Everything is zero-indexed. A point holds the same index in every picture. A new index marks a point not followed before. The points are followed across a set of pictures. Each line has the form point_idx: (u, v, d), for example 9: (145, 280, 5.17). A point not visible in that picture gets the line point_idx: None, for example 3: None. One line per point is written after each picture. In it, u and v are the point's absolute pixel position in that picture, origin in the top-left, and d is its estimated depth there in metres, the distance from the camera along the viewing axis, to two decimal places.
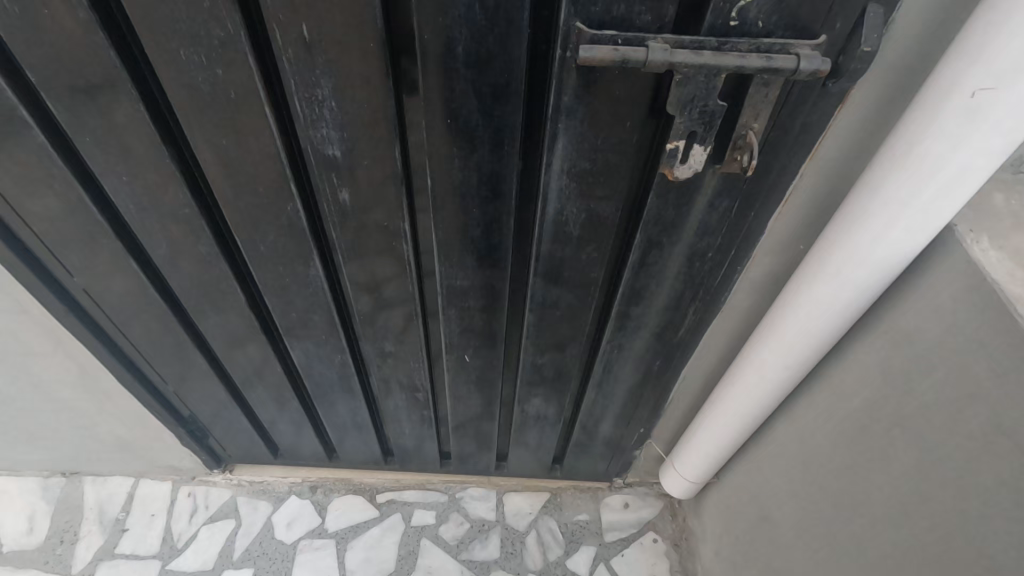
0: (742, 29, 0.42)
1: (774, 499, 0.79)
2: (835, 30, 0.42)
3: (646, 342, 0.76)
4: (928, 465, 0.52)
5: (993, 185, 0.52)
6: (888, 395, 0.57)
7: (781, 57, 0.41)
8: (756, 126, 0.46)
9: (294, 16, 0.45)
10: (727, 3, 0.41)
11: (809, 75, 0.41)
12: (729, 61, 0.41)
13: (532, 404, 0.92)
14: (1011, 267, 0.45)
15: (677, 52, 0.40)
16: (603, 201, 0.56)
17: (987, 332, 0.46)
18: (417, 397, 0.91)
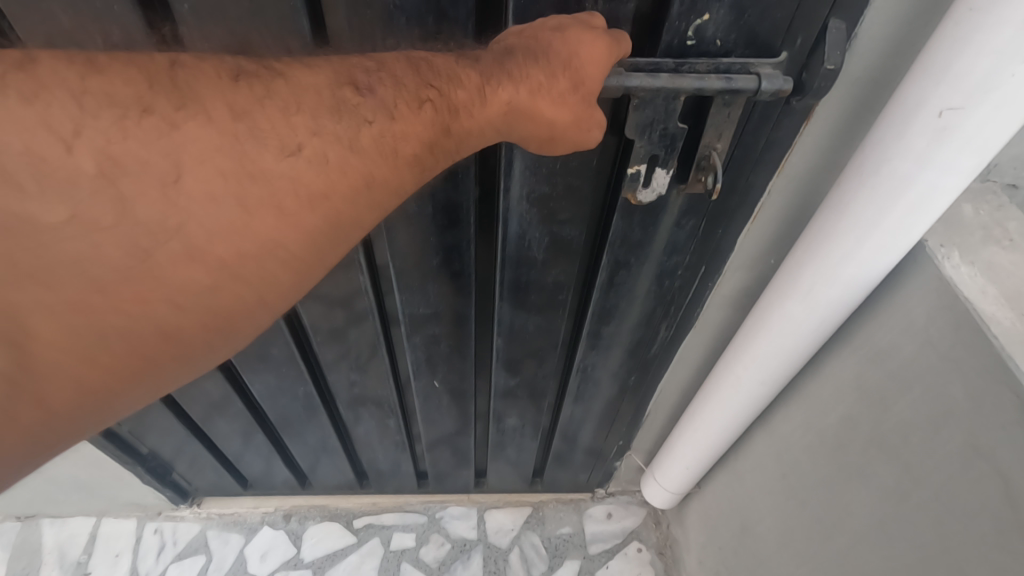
0: (700, 48, 0.41)
1: (756, 512, 0.78)
2: (795, 46, 0.41)
3: (620, 359, 0.74)
4: (909, 486, 0.50)
5: (962, 196, 0.52)
6: (865, 412, 0.55)
7: (743, 77, 0.39)
8: (720, 146, 0.45)
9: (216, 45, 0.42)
10: (684, 22, 0.39)
11: (771, 94, 0.40)
12: (686, 84, 0.39)
13: (510, 421, 0.89)
14: (984, 284, 0.45)
15: (633, 76, 0.39)
16: (566, 224, 0.54)
17: (961, 351, 0.44)
18: (389, 423, 0.89)
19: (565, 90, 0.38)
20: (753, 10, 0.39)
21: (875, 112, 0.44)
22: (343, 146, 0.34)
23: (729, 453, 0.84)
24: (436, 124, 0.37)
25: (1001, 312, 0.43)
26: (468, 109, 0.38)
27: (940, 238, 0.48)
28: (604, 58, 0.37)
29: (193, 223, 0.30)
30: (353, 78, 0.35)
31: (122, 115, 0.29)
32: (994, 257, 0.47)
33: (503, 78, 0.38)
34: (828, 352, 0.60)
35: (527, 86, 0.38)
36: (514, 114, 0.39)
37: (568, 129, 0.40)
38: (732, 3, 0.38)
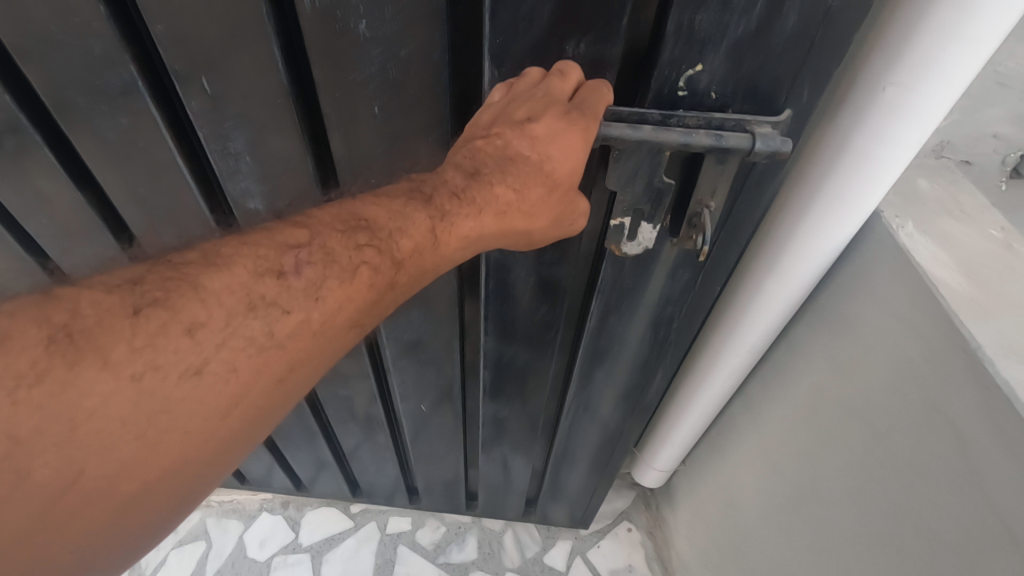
0: (692, 99, 0.41)
1: (739, 485, 0.80)
2: (800, 101, 0.42)
3: (614, 399, 0.76)
4: (874, 445, 0.53)
5: (917, 171, 0.55)
6: (834, 380, 0.58)
7: (734, 135, 0.39)
8: (712, 204, 0.45)
9: (192, 67, 0.43)
10: (674, 71, 0.40)
11: (766, 155, 0.39)
12: (672, 139, 0.39)
13: (502, 451, 0.91)
14: (934, 250, 0.48)
15: (613, 127, 0.39)
16: (553, 265, 0.56)
17: (914, 313, 0.47)
18: (379, 437, 0.90)
19: (532, 208, 0.42)
20: (750, 62, 0.39)
21: (831, 94, 0.48)
22: (257, 345, 0.37)
23: (713, 430, 0.87)
24: (377, 284, 0.40)
25: (951, 275, 0.46)
26: (442, 237, 0.41)
27: (896, 210, 0.51)
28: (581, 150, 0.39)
29: (91, 469, 0.33)
30: (280, 263, 0.38)
31: (20, 385, 0.32)
32: (946, 227, 0.50)
33: (469, 213, 0.41)
34: (800, 325, 0.63)
35: (495, 208, 0.41)
36: (472, 241, 0.43)
37: (562, 215, 0.44)
38: (726, 55, 0.39)
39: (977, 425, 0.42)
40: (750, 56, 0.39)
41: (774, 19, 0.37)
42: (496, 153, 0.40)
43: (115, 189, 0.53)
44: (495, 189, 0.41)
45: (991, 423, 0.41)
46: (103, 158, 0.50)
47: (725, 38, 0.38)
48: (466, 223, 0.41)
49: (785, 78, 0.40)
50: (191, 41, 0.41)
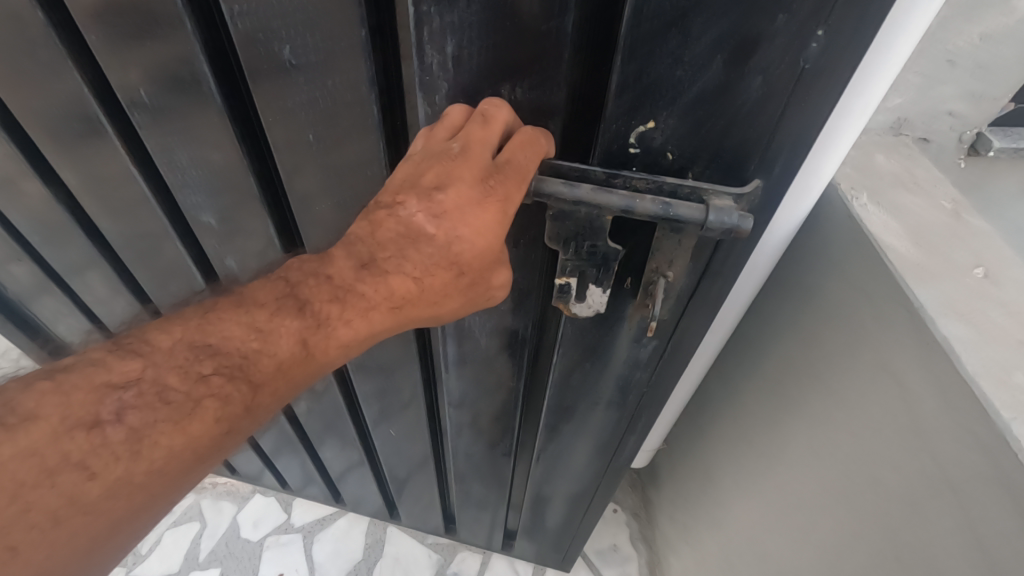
0: (646, 156, 0.39)
1: (714, 459, 0.82)
2: (771, 174, 0.39)
3: (587, 454, 0.73)
4: (832, 408, 0.55)
5: (877, 148, 0.58)
6: (799, 350, 0.60)
7: (685, 206, 0.37)
8: (669, 273, 0.45)
9: (129, 82, 0.46)
10: (626, 125, 0.38)
11: (719, 229, 0.37)
12: (613, 202, 0.37)
13: (474, 489, 0.88)
14: (886, 219, 0.50)
15: (548, 183, 0.38)
16: (510, 312, 0.55)
17: (867, 278, 0.50)
18: (353, 453, 0.91)
19: (439, 295, 0.41)
20: (709, 123, 0.37)
21: None
22: (73, 501, 0.35)
23: (692, 406, 0.89)
24: (226, 417, 0.39)
25: (898, 242, 0.48)
26: (318, 345, 0.40)
27: (852, 182, 0.53)
28: (496, 231, 0.38)
29: None
30: (95, 413, 0.37)
31: None
32: (898, 198, 0.52)
33: (360, 303, 0.39)
34: (770, 297, 0.65)
35: (389, 301, 0.40)
36: (366, 336, 0.41)
37: (481, 291, 0.42)
38: (680, 114, 0.37)
39: (922, 380, 0.44)
40: (707, 118, 0.37)
41: (733, 82, 0.35)
42: (397, 230, 0.38)
43: (80, 188, 0.59)
44: (387, 279, 0.39)
45: (934, 378, 0.43)
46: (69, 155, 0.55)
47: (681, 95, 0.36)
48: (343, 330, 0.40)
49: (748, 148, 0.38)
50: (125, 56, 0.44)
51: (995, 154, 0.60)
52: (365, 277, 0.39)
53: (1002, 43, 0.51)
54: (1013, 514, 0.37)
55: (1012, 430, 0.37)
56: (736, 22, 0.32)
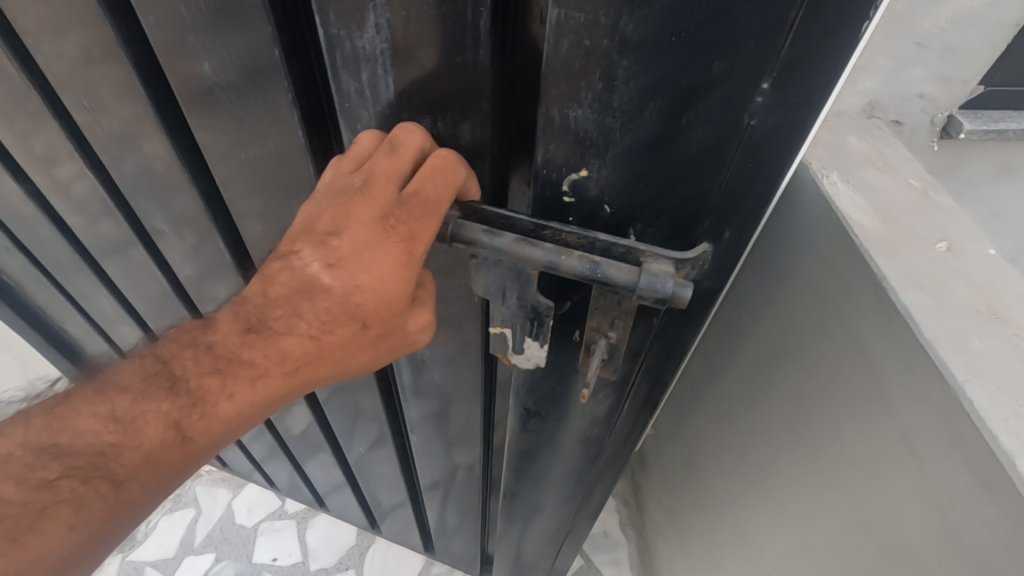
0: (582, 205, 0.38)
1: (696, 441, 0.83)
2: (721, 238, 0.40)
3: (556, 495, 0.73)
4: (805, 383, 0.56)
5: (850, 130, 0.58)
6: (775, 329, 0.61)
7: (615, 266, 0.36)
8: (612, 334, 0.43)
9: (69, 89, 0.48)
10: (557, 172, 0.37)
11: (651, 296, 0.36)
12: (537, 257, 0.37)
13: (448, 510, 0.89)
14: (855, 197, 0.51)
15: (469, 229, 0.38)
16: (464, 354, 0.56)
17: (834, 254, 0.51)
18: (330, 465, 0.93)
19: (343, 350, 0.42)
20: (644, 172, 0.36)
21: None
22: None
23: (676, 391, 0.90)
24: (88, 513, 0.40)
25: (865, 217, 0.50)
26: (197, 423, 0.42)
27: (823, 162, 0.55)
28: (398, 274, 0.39)
29: None
30: None
31: None
32: (866, 177, 0.54)
33: (250, 371, 0.41)
34: (749, 280, 0.67)
35: (282, 366, 0.41)
36: (265, 400, 0.43)
37: (396, 336, 0.43)
38: (614, 164, 0.36)
39: (886, 352, 0.46)
40: (638, 169, 0.36)
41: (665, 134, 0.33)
42: (295, 283, 0.40)
43: (49, 189, 0.62)
44: (276, 341, 0.41)
45: (896, 349, 0.45)
46: (38, 161, 0.58)
47: (613, 144, 0.34)
48: (224, 406, 0.42)
49: (681, 198, 0.37)
50: (62, 65, 0.46)
51: (966, 136, 0.62)
52: (256, 343, 0.41)
53: (966, 27, 0.53)
54: (963, 471, 0.39)
55: (965, 392, 0.39)
56: (669, 75, 0.31)
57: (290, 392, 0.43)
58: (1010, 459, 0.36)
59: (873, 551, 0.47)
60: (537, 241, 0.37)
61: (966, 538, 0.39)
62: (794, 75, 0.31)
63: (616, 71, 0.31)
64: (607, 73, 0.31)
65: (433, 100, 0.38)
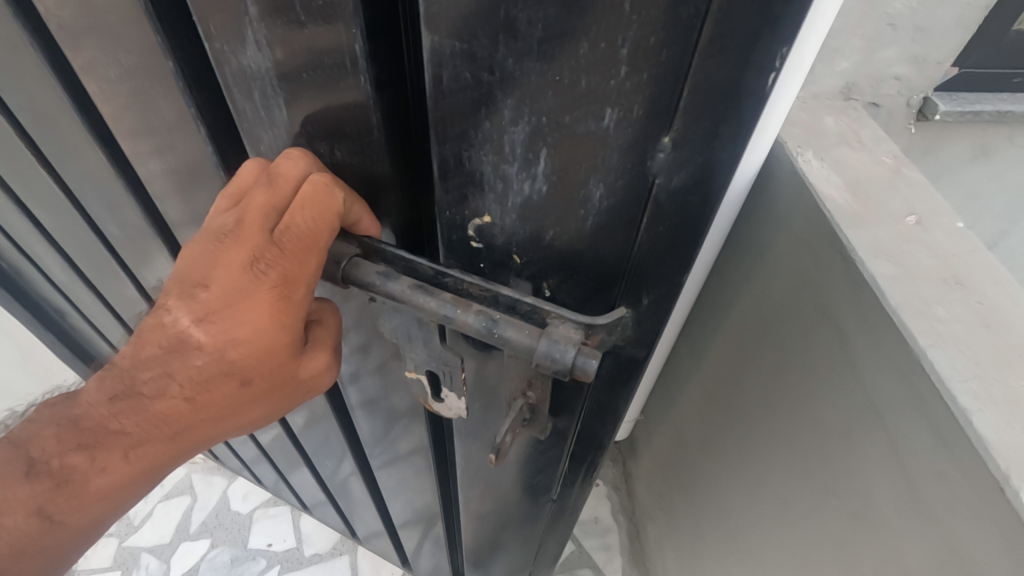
0: (490, 248, 0.39)
1: (683, 423, 0.85)
2: (639, 305, 0.37)
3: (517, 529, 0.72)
4: (783, 358, 0.58)
5: (826, 110, 0.59)
6: (754, 308, 0.63)
7: (511, 322, 0.35)
8: (530, 393, 0.43)
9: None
10: (464, 215, 0.38)
11: (545, 363, 0.34)
12: (431, 307, 0.36)
13: (418, 531, 0.88)
14: (829, 172, 0.53)
15: (367, 272, 0.38)
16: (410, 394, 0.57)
17: (806, 228, 0.52)
18: (305, 471, 0.92)
19: (225, 410, 0.42)
20: (541, 219, 0.36)
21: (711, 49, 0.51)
22: None
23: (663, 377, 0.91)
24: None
25: (837, 192, 0.51)
26: (81, 490, 0.44)
27: (798, 141, 0.56)
28: (273, 326, 0.39)
29: None
30: None
31: None
32: (842, 155, 0.55)
33: (125, 440, 0.43)
34: (728, 260, 0.68)
35: (168, 430, 0.42)
36: (146, 465, 0.44)
37: (289, 385, 0.43)
38: (515, 212, 0.36)
39: (855, 321, 0.47)
40: (542, 213, 0.35)
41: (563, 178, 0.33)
42: (167, 344, 0.40)
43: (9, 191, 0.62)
44: (148, 408, 0.41)
45: (863, 319, 0.46)
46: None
47: (511, 186, 0.35)
48: (104, 478, 0.44)
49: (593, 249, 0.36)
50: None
51: (941, 118, 0.63)
52: (126, 411, 0.42)
53: (937, 6, 0.54)
54: (925, 431, 0.40)
55: (927, 356, 0.40)
56: (554, 119, 0.30)
57: (179, 452, 0.44)
58: (968, 417, 0.37)
59: (844, 516, 0.49)
60: (433, 291, 0.36)
61: (928, 496, 0.41)
62: (707, 134, 0.28)
63: (503, 112, 0.31)
64: (495, 112, 0.31)
65: (329, 128, 0.36)
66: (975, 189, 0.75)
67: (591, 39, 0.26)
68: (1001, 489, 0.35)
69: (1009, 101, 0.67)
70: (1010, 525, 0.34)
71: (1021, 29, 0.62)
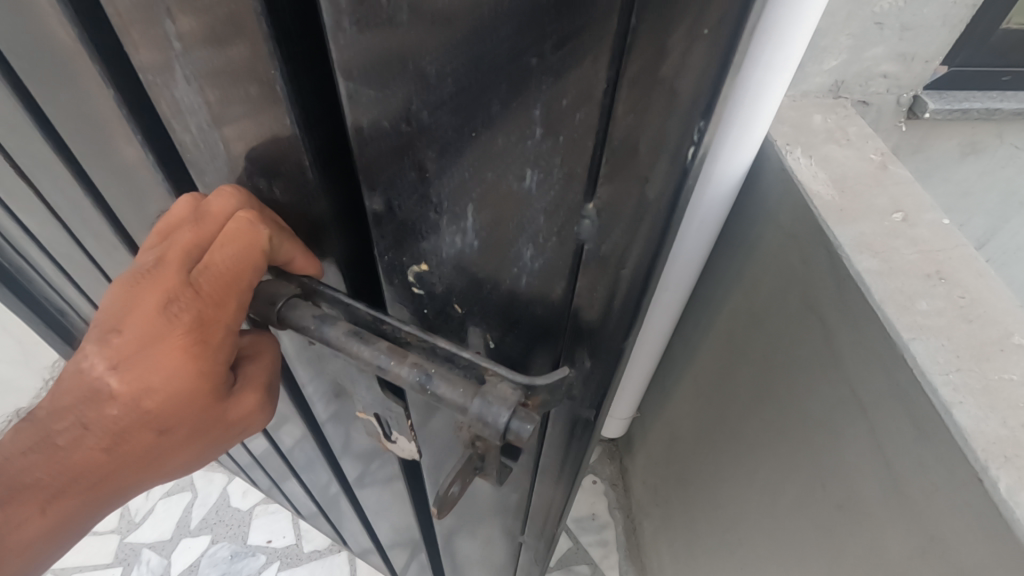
0: (433, 295, 0.35)
1: (677, 419, 0.85)
2: (585, 366, 0.34)
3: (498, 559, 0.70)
4: (773, 353, 0.58)
5: (815, 108, 0.60)
6: (745, 304, 0.63)
7: (447, 377, 0.30)
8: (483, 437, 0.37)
9: None
10: (403, 260, 0.34)
11: (486, 425, 0.29)
12: (362, 357, 0.31)
13: (405, 550, 0.87)
14: (816, 169, 0.53)
15: (299, 313, 0.33)
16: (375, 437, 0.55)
17: (795, 225, 0.53)
18: (294, 480, 0.91)
19: (148, 458, 0.36)
20: (480, 272, 0.32)
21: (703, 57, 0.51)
22: None
23: (659, 376, 0.91)
24: None
25: (824, 189, 0.52)
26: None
27: (788, 139, 0.56)
28: (192, 367, 0.34)
29: None
30: None
31: None
32: (830, 152, 0.55)
33: (39, 493, 0.36)
34: (720, 257, 0.68)
35: (82, 483, 0.36)
36: (62, 521, 0.37)
37: (214, 430, 0.37)
38: (452, 263, 0.33)
39: (840, 316, 0.48)
40: (477, 267, 0.32)
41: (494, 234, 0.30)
42: (79, 393, 0.35)
43: None
44: (62, 460, 0.35)
45: (849, 314, 0.47)
46: None
47: (442, 238, 0.31)
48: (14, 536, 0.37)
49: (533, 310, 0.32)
50: None
51: (931, 116, 0.64)
52: (39, 462, 0.36)
53: (923, 5, 0.55)
54: (906, 424, 0.41)
55: (909, 349, 0.41)
56: (476, 171, 0.27)
57: (99, 507, 0.38)
58: (948, 411, 0.38)
59: (832, 508, 0.50)
60: (369, 338, 0.31)
61: (909, 487, 0.41)
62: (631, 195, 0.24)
63: (424, 162, 0.28)
64: (415, 162, 0.28)
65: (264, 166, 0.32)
66: (966, 186, 0.76)
67: (502, 98, 0.23)
68: (979, 480, 0.35)
69: (999, 99, 0.67)
70: (987, 515, 0.35)
71: (1011, 27, 0.63)
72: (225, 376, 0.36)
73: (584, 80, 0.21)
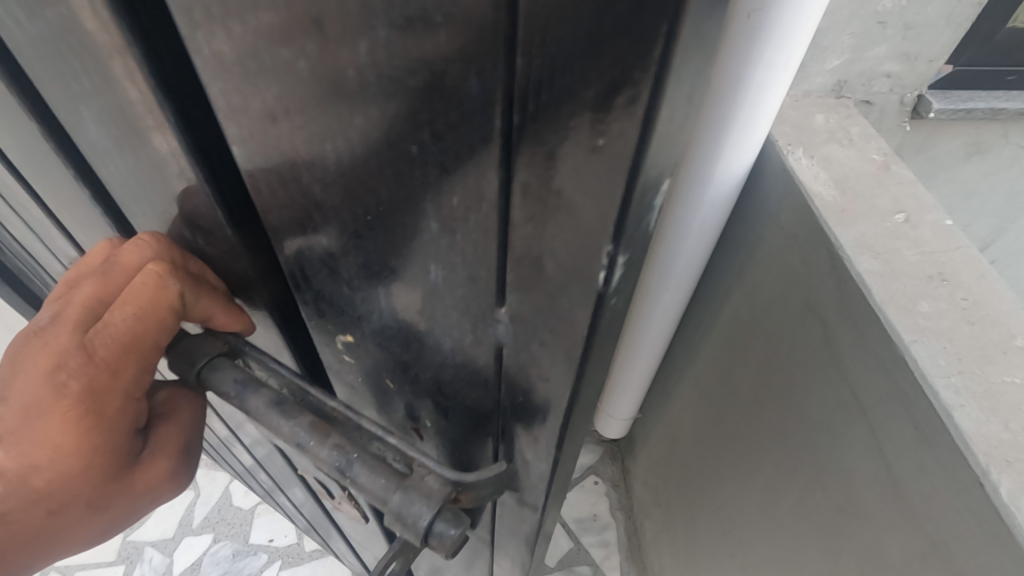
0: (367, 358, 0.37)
1: (678, 421, 0.85)
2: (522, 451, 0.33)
3: None
4: (774, 355, 0.58)
5: (817, 108, 0.59)
6: (746, 306, 0.63)
7: (367, 464, 0.31)
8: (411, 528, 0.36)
9: None
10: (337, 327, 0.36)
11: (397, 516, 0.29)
12: (284, 433, 0.32)
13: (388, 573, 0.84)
14: (817, 169, 0.53)
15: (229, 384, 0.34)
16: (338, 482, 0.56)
17: (797, 227, 0.53)
18: (283, 493, 0.90)
19: (45, 536, 0.35)
20: (405, 341, 0.33)
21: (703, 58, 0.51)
22: None
23: (660, 377, 0.90)
24: None
25: (826, 190, 0.51)
26: None
27: (789, 138, 0.56)
28: (89, 439, 0.33)
29: None
30: None
31: None
32: (832, 152, 0.55)
33: None
34: (720, 258, 0.68)
35: None
36: None
37: (118, 501, 0.36)
38: (378, 332, 0.34)
39: (841, 318, 0.47)
40: (401, 336, 0.33)
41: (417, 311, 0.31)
42: None
43: None
44: None
45: (850, 316, 0.46)
46: None
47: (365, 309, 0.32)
48: None
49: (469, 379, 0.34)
50: None
51: (935, 115, 0.63)
52: None
53: (926, 4, 0.54)
54: (907, 428, 0.41)
55: (910, 351, 0.41)
56: (381, 248, 0.27)
57: None
58: (949, 413, 0.38)
59: (832, 510, 0.50)
60: (290, 411, 0.33)
61: (909, 490, 0.41)
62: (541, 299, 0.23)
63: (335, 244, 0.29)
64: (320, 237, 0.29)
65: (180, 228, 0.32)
66: (971, 186, 0.75)
67: (390, 181, 0.23)
68: (980, 484, 0.35)
69: (1004, 99, 0.67)
70: (989, 519, 0.35)
71: (1016, 26, 0.62)
72: (126, 441, 0.35)
73: (471, 183, 0.21)
